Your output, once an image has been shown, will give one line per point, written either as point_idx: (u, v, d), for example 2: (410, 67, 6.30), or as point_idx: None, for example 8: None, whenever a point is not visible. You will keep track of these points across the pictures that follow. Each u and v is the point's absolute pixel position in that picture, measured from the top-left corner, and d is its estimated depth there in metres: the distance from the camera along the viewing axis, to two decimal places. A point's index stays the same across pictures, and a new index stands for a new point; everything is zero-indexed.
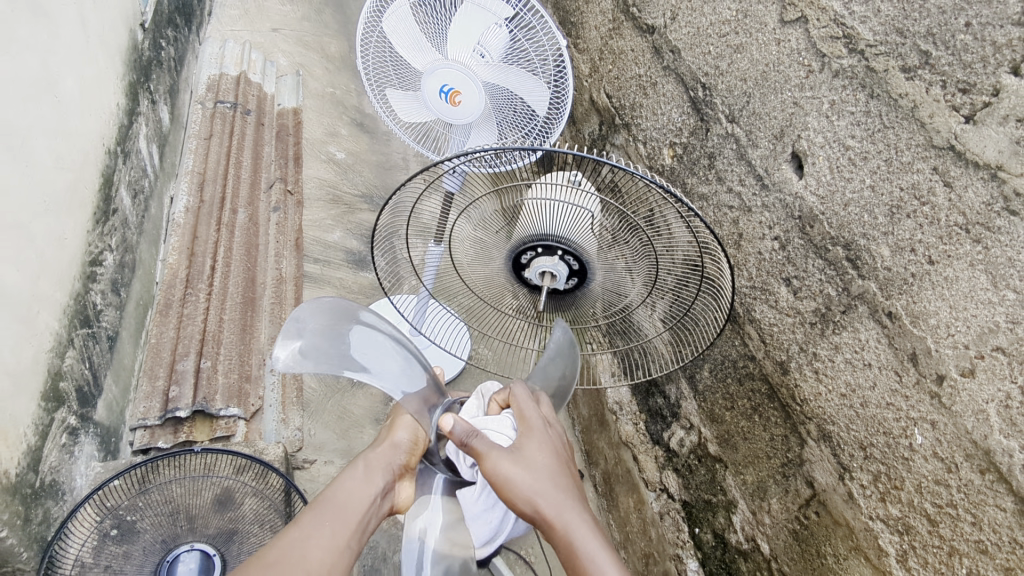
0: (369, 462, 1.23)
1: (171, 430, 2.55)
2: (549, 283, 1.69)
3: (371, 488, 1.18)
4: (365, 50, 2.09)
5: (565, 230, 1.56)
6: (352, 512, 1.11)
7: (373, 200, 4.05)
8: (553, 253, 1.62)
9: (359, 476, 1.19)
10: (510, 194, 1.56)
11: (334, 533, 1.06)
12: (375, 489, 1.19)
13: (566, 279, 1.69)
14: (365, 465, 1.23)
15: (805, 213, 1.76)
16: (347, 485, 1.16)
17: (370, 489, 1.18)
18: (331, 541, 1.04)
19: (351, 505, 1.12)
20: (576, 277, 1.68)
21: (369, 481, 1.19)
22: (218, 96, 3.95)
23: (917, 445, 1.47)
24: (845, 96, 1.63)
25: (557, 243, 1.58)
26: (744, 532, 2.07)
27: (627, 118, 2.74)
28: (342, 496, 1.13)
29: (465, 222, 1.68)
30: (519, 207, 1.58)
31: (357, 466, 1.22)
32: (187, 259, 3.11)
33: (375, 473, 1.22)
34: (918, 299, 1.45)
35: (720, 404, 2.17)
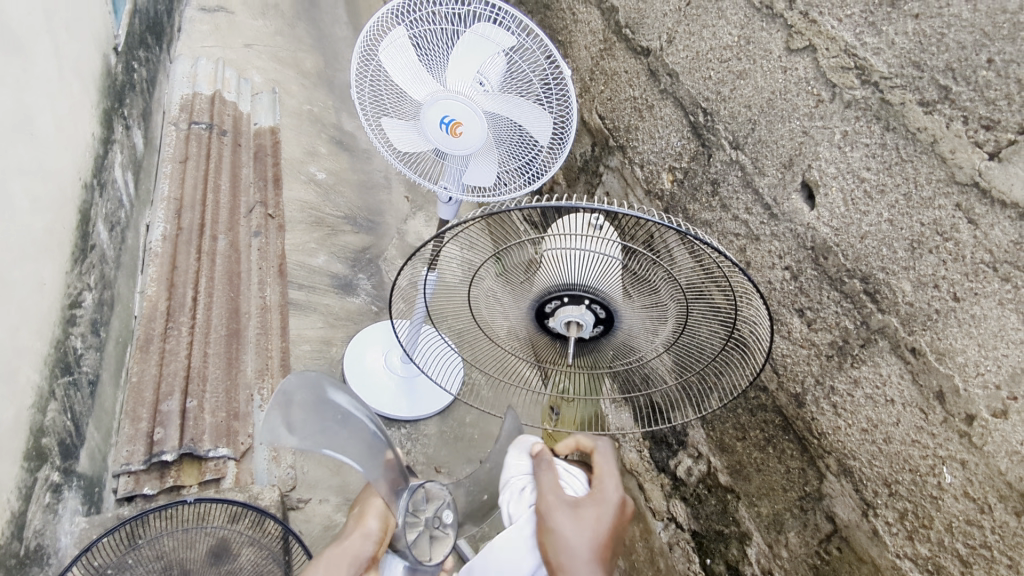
0: (333, 557, 1.18)
1: (157, 476, 2.43)
2: (575, 332, 1.64)
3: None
4: (360, 81, 2.03)
5: (591, 280, 1.52)
6: None
7: (356, 221, 3.93)
8: (580, 302, 1.58)
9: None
10: (522, 248, 1.51)
11: None
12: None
13: (592, 327, 1.65)
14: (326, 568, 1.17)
15: (818, 244, 1.74)
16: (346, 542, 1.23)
17: (366, 543, 1.23)
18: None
19: None
20: (601, 324, 1.65)
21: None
22: (192, 116, 3.76)
23: (947, 484, 1.46)
24: (858, 127, 1.61)
25: (584, 292, 1.54)
26: (761, 565, 2.04)
27: (622, 140, 2.70)
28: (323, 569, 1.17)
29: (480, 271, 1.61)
30: (537, 258, 1.52)
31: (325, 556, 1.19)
32: (166, 289, 2.94)
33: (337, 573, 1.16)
34: (943, 336, 1.44)
35: (731, 434, 2.13)
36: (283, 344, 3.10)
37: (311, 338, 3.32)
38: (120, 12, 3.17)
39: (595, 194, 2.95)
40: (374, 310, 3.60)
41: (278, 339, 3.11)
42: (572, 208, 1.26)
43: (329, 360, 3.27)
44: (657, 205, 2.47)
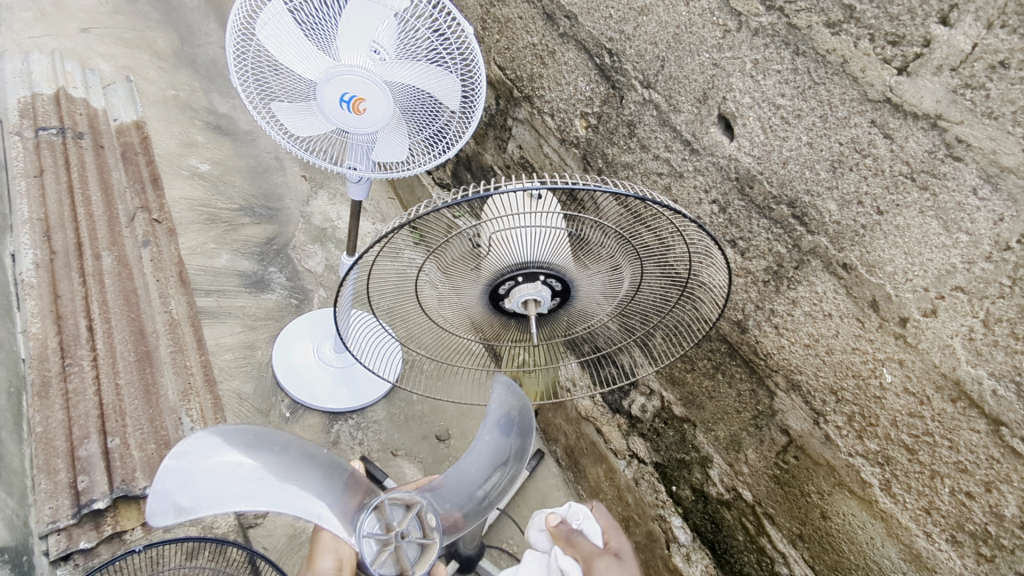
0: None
1: (92, 527, 2.23)
2: (534, 309, 1.61)
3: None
4: (241, 70, 1.84)
5: (543, 255, 1.49)
6: None
7: (254, 211, 3.62)
8: (535, 279, 1.55)
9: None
10: (457, 241, 1.45)
11: None
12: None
13: (549, 300, 1.63)
14: None
15: (742, 174, 1.77)
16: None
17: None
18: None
19: None
20: (558, 296, 1.63)
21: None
22: (37, 122, 3.24)
23: (888, 384, 1.55)
24: (769, 54, 1.62)
25: (538, 269, 1.51)
26: (724, 483, 2.13)
27: (527, 90, 2.61)
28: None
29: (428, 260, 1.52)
30: (482, 245, 1.46)
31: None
32: (54, 324, 2.59)
33: None
34: (872, 249, 1.51)
35: (680, 367, 2.18)
36: (203, 359, 2.91)
37: (233, 345, 3.09)
38: None
39: (507, 148, 2.86)
40: (294, 303, 3.35)
41: (195, 354, 2.91)
42: (505, 190, 1.24)
43: (256, 365, 3.06)
44: (574, 153, 2.43)
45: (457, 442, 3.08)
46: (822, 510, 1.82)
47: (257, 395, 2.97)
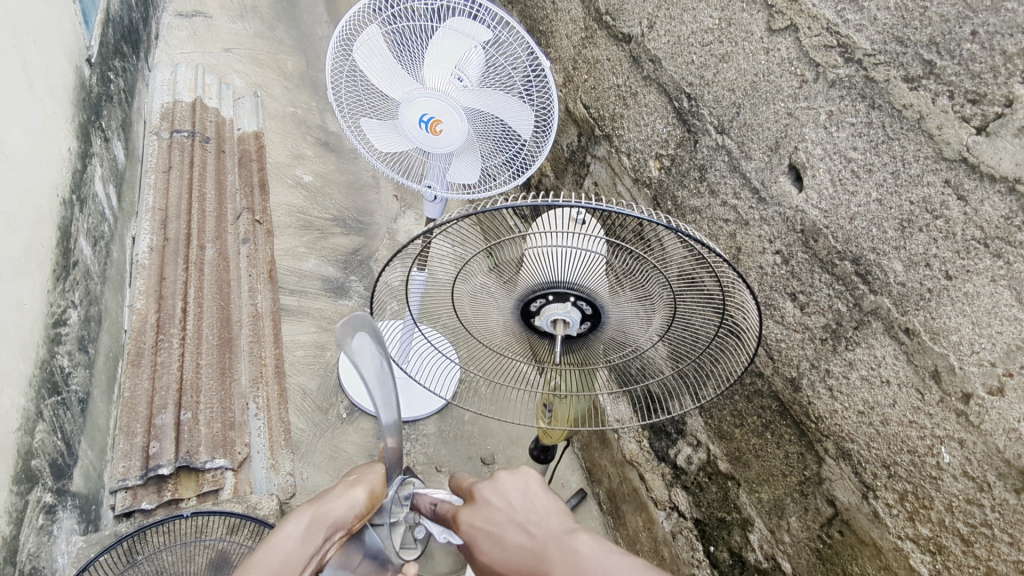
0: (317, 513, 0.95)
1: (155, 490, 2.38)
2: (562, 329, 1.62)
3: (306, 551, 0.91)
4: (336, 84, 2.02)
5: (577, 277, 1.51)
6: (334, 510, 0.97)
7: (345, 223, 3.86)
8: (566, 299, 1.56)
9: (294, 535, 0.91)
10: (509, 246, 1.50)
11: (310, 530, 0.93)
12: (315, 553, 0.92)
13: (580, 324, 1.63)
14: (319, 505, 0.96)
15: (808, 226, 1.71)
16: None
17: (305, 553, 0.91)
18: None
19: (338, 515, 0.98)
20: (589, 321, 1.63)
21: (311, 541, 0.92)
22: (174, 125, 3.69)
23: (945, 464, 1.42)
24: (844, 106, 1.59)
25: (570, 290, 1.53)
26: (764, 551, 2.01)
27: (608, 129, 2.66)
28: (272, 567, 0.87)
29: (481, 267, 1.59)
30: (524, 258, 1.51)
31: (302, 515, 0.94)
32: (156, 302, 2.89)
33: (316, 528, 0.94)
34: (937, 315, 1.42)
35: (729, 421, 2.09)
36: (277, 352, 3.05)
37: (306, 343, 3.27)
38: (92, 22, 3.12)
39: (584, 184, 2.92)
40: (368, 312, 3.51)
41: (271, 347, 3.06)
42: (559, 204, 1.30)
43: (323, 365, 3.22)
44: (645, 194, 2.45)
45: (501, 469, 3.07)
46: None
47: (320, 393, 3.13)
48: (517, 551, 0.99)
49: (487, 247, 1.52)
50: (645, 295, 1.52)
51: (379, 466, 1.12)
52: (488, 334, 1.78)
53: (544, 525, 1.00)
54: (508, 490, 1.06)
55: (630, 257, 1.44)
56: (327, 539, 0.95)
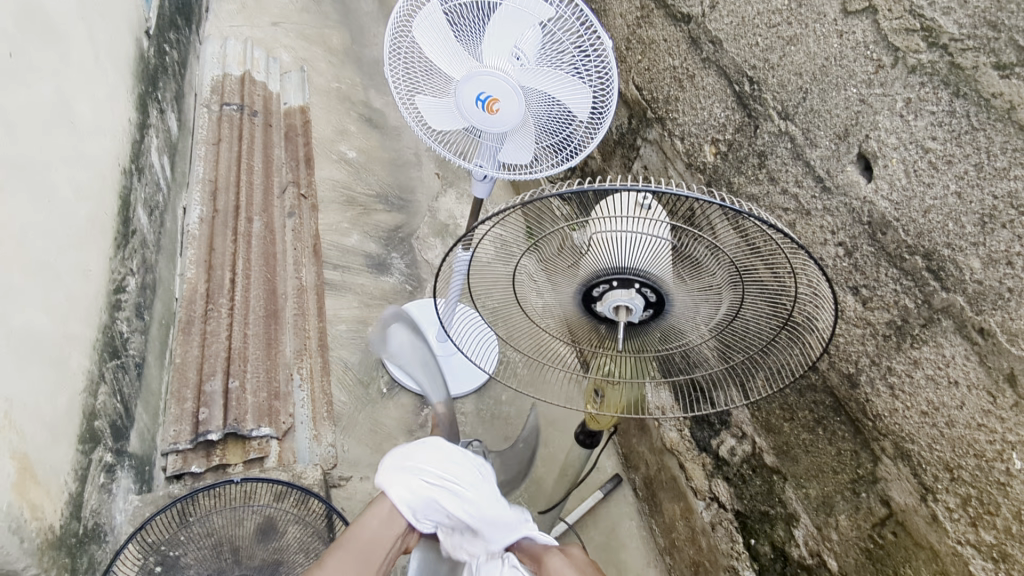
0: (392, 505, 1.22)
1: (204, 454, 2.45)
2: (625, 316, 1.61)
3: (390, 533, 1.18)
4: (393, 60, 2.01)
5: (641, 263, 1.48)
6: (400, 502, 1.23)
7: (388, 200, 3.87)
8: (630, 286, 1.54)
9: (379, 520, 1.18)
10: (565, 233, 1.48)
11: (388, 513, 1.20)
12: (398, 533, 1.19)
13: (642, 311, 1.61)
14: (391, 505, 1.21)
15: (876, 219, 1.66)
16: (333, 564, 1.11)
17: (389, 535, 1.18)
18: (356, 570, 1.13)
19: (403, 502, 1.24)
20: (652, 308, 1.61)
21: (391, 525, 1.19)
22: (223, 98, 3.72)
23: (1016, 470, 1.36)
24: (924, 94, 1.52)
25: (635, 276, 1.50)
26: (808, 547, 1.97)
27: (660, 112, 2.60)
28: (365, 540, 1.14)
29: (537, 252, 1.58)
30: (583, 246, 1.49)
31: (382, 506, 1.21)
32: (205, 272, 2.95)
33: (395, 517, 1.21)
34: (1017, 316, 1.35)
35: (777, 414, 2.05)
36: (320, 326, 3.09)
37: (348, 318, 3.31)
38: None
39: (632, 167, 2.88)
40: (408, 289, 3.53)
41: (315, 320, 3.11)
42: (616, 189, 1.25)
43: (365, 340, 3.25)
44: (698, 179, 2.39)
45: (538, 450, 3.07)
46: None
47: (361, 367, 3.16)
48: None
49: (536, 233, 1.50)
50: (709, 284, 1.49)
51: (454, 451, 1.34)
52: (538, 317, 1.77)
53: None
54: None
55: (695, 244, 1.41)
56: (410, 520, 1.23)
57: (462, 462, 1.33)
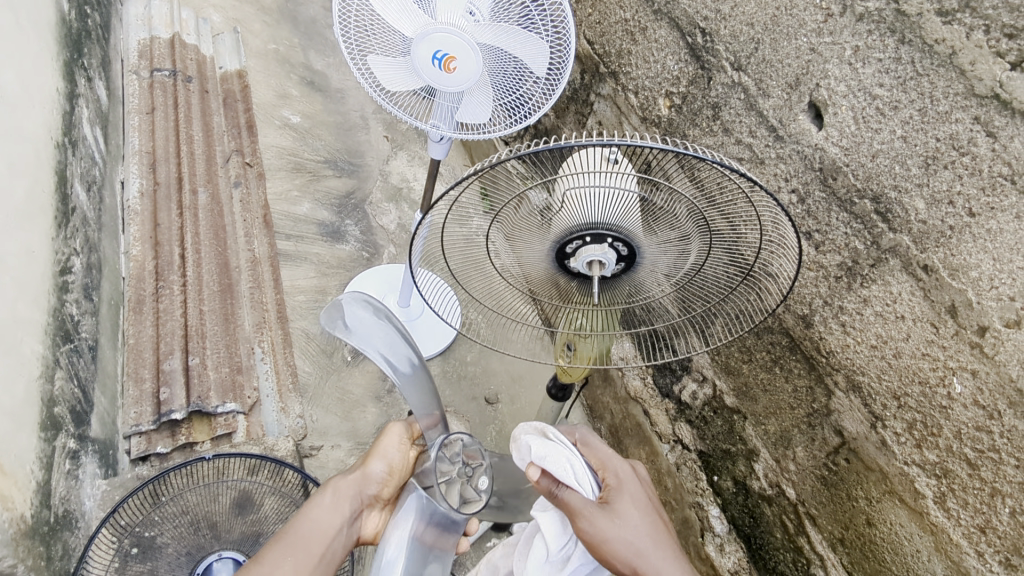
0: (338, 489, 1.21)
1: (169, 435, 2.39)
2: (598, 271, 1.61)
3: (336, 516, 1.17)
4: (344, 19, 1.94)
5: (612, 218, 1.50)
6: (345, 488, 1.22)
7: (337, 165, 3.75)
8: (603, 241, 1.56)
9: (325, 504, 1.17)
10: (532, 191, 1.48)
11: (334, 498, 1.19)
12: (342, 518, 1.18)
13: (614, 265, 1.63)
14: (335, 490, 1.21)
15: (827, 164, 1.72)
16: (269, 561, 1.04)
17: (336, 518, 1.17)
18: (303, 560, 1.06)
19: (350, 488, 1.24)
20: (624, 262, 1.63)
21: (336, 510, 1.18)
22: (153, 63, 3.51)
23: (956, 394, 1.48)
24: (871, 41, 1.57)
25: (607, 230, 1.52)
26: (768, 479, 2.10)
27: (613, 66, 2.61)
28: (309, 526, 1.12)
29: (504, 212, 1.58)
30: (552, 204, 1.50)
31: (325, 493, 1.20)
32: (152, 249, 2.83)
33: (343, 500, 1.21)
34: (957, 252, 1.45)
35: (736, 356, 2.15)
36: (278, 298, 3.03)
37: (305, 289, 3.24)
38: None
39: (586, 123, 2.88)
40: (365, 256, 3.47)
41: (272, 293, 3.04)
42: (580, 145, 1.26)
43: (325, 309, 3.21)
44: (653, 132, 2.42)
45: (505, 407, 3.13)
46: (868, 517, 1.76)
47: (323, 337, 3.13)
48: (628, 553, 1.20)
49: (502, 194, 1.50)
50: (676, 234, 1.53)
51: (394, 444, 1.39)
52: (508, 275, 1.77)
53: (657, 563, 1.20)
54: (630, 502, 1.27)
55: (661, 197, 1.45)
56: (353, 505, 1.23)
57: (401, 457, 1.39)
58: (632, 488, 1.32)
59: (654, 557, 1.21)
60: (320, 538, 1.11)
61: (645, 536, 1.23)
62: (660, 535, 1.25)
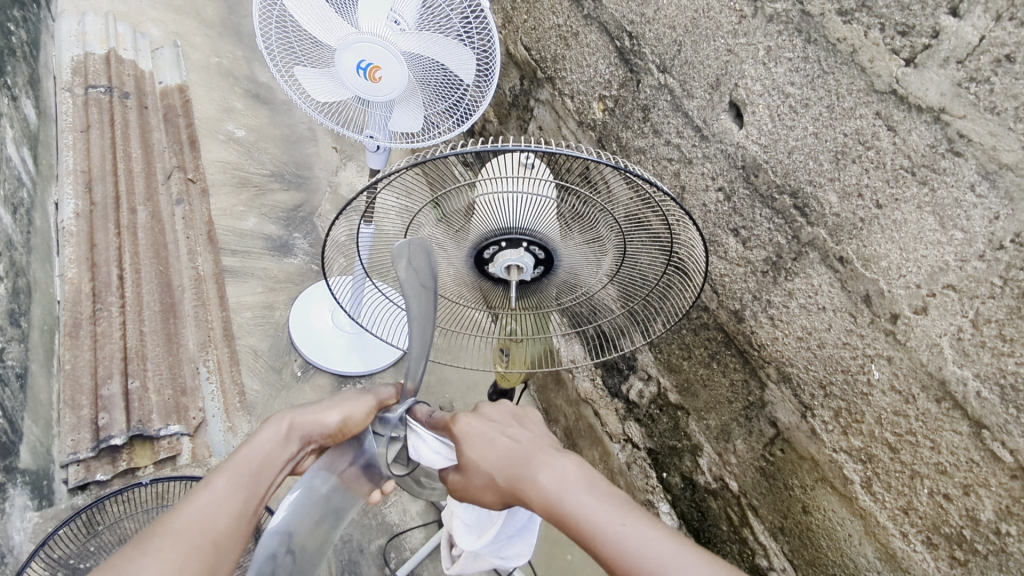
0: (296, 422, 1.04)
1: (109, 461, 2.31)
2: (516, 275, 1.63)
3: (286, 451, 1.00)
4: (265, 31, 1.92)
5: (527, 222, 1.51)
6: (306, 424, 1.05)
7: (284, 178, 3.68)
8: (518, 245, 1.56)
9: (277, 435, 1.00)
10: (458, 194, 1.48)
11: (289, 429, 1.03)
12: (287, 457, 1.00)
13: (533, 269, 1.64)
14: (292, 423, 1.03)
15: (749, 162, 1.76)
16: (199, 503, 0.86)
17: (283, 451, 1.00)
18: (239, 508, 0.88)
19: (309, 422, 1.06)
20: (542, 265, 1.64)
21: (285, 447, 1.01)
22: (87, 80, 3.41)
23: (875, 380, 1.52)
24: (781, 42, 1.62)
25: (522, 235, 1.53)
26: (712, 473, 2.13)
27: (549, 71, 2.63)
28: (258, 456, 0.96)
29: (432, 219, 1.58)
30: (471, 210, 1.51)
31: (280, 419, 1.03)
32: (88, 271, 2.72)
33: (295, 437, 1.03)
34: (868, 243, 1.50)
35: (677, 353, 2.18)
36: (224, 315, 2.97)
37: (253, 304, 3.18)
38: None
39: (528, 128, 2.90)
40: (315, 269, 3.41)
41: (217, 310, 2.98)
42: (494, 147, 1.27)
43: (273, 325, 3.15)
44: (590, 136, 2.45)
45: None
46: (804, 505, 1.80)
47: (271, 353, 3.07)
48: (503, 454, 0.99)
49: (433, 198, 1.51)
50: (596, 238, 1.55)
51: (365, 399, 1.19)
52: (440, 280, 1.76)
53: (529, 438, 1.01)
54: (488, 420, 1.07)
55: (578, 202, 1.47)
56: (299, 447, 1.04)
57: (369, 409, 1.16)
58: (486, 429, 1.05)
59: (532, 466, 0.94)
60: (259, 481, 0.93)
61: (510, 447, 0.99)
62: (535, 434, 1.03)
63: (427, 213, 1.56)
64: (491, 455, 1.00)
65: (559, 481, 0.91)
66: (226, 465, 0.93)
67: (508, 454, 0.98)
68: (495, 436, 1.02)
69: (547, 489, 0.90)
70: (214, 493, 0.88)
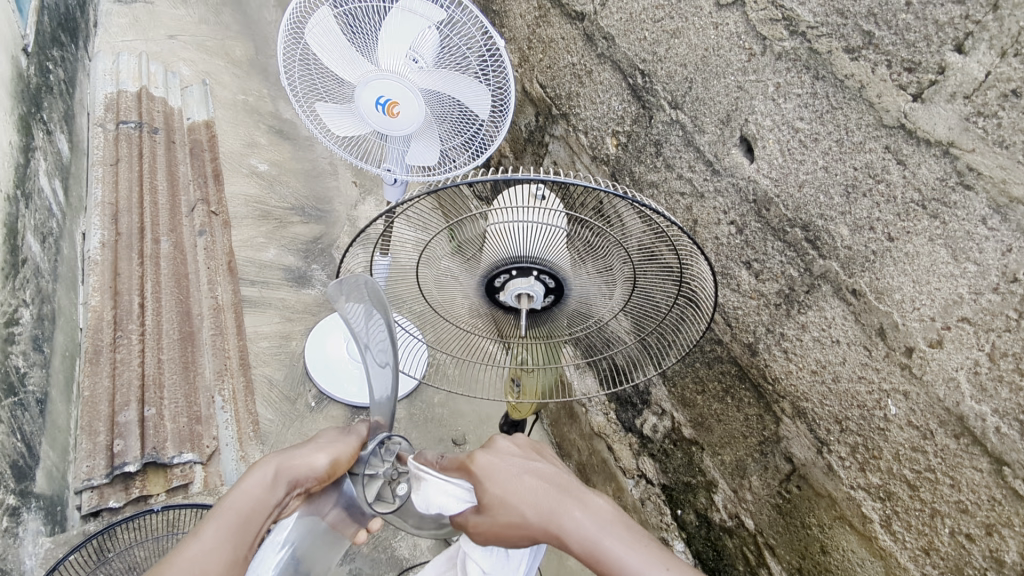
0: (281, 465, 1.01)
1: (122, 488, 2.33)
2: (526, 303, 1.63)
3: (273, 496, 0.97)
4: (288, 70, 2.00)
5: (538, 250, 1.54)
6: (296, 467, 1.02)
7: (305, 211, 3.75)
8: (529, 274, 1.58)
9: (263, 479, 0.97)
10: (471, 224, 1.52)
11: (273, 474, 0.99)
12: (277, 501, 0.98)
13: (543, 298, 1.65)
14: (278, 464, 1.00)
15: (760, 196, 1.78)
16: (187, 557, 0.84)
17: (272, 497, 0.97)
18: (230, 557, 0.88)
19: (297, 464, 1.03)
20: (552, 294, 1.66)
21: (273, 492, 0.98)
22: (119, 116, 3.55)
23: (892, 416, 1.50)
24: (790, 78, 1.65)
25: (531, 264, 1.56)
26: (727, 510, 2.08)
27: (564, 108, 2.69)
28: (245, 505, 0.94)
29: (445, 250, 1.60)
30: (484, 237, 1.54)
31: (268, 462, 1.00)
32: (111, 299, 2.78)
33: (282, 480, 1.00)
34: (881, 276, 1.49)
35: (691, 388, 2.16)
36: (241, 344, 2.99)
37: (269, 334, 3.21)
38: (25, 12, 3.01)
39: (543, 163, 2.95)
40: None
41: (235, 339, 3.01)
42: (506, 176, 1.32)
43: (289, 355, 3.18)
44: (604, 170, 2.48)
45: None
46: (823, 544, 1.75)
47: (286, 383, 3.09)
48: (530, 498, 1.02)
49: (448, 227, 1.54)
50: (607, 270, 1.57)
51: (344, 442, 1.16)
52: (451, 310, 1.78)
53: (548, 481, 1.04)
54: (505, 460, 1.09)
55: (592, 234, 1.49)
56: (287, 492, 1.01)
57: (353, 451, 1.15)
58: (504, 470, 1.06)
59: (563, 513, 0.98)
60: (249, 530, 0.92)
61: (536, 490, 1.02)
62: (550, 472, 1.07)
63: (440, 244, 1.59)
64: (518, 499, 1.02)
65: (588, 520, 0.95)
66: (212, 514, 0.92)
67: (537, 497, 1.01)
68: (517, 478, 1.05)
69: (581, 530, 0.95)
70: (204, 542, 0.87)
